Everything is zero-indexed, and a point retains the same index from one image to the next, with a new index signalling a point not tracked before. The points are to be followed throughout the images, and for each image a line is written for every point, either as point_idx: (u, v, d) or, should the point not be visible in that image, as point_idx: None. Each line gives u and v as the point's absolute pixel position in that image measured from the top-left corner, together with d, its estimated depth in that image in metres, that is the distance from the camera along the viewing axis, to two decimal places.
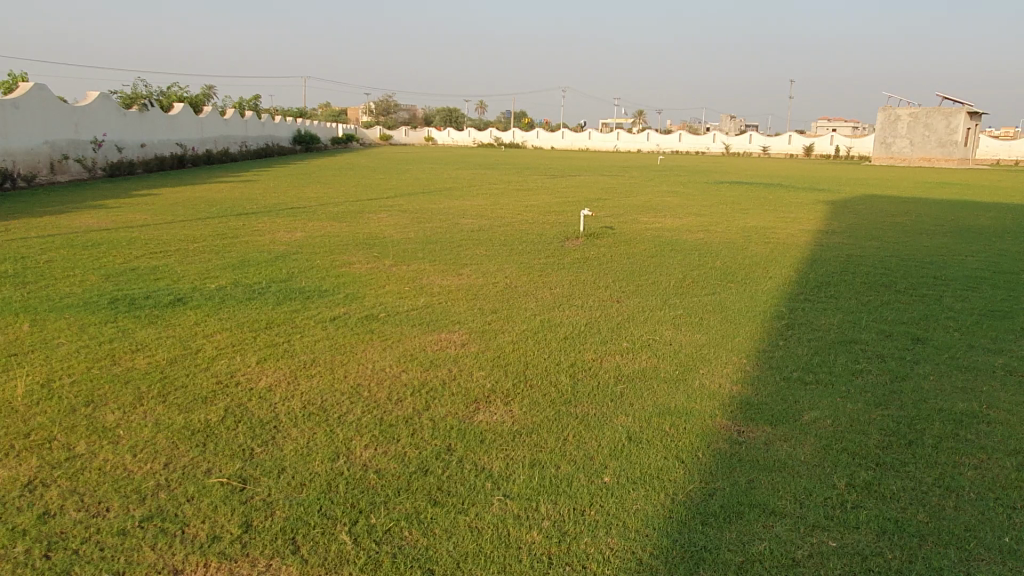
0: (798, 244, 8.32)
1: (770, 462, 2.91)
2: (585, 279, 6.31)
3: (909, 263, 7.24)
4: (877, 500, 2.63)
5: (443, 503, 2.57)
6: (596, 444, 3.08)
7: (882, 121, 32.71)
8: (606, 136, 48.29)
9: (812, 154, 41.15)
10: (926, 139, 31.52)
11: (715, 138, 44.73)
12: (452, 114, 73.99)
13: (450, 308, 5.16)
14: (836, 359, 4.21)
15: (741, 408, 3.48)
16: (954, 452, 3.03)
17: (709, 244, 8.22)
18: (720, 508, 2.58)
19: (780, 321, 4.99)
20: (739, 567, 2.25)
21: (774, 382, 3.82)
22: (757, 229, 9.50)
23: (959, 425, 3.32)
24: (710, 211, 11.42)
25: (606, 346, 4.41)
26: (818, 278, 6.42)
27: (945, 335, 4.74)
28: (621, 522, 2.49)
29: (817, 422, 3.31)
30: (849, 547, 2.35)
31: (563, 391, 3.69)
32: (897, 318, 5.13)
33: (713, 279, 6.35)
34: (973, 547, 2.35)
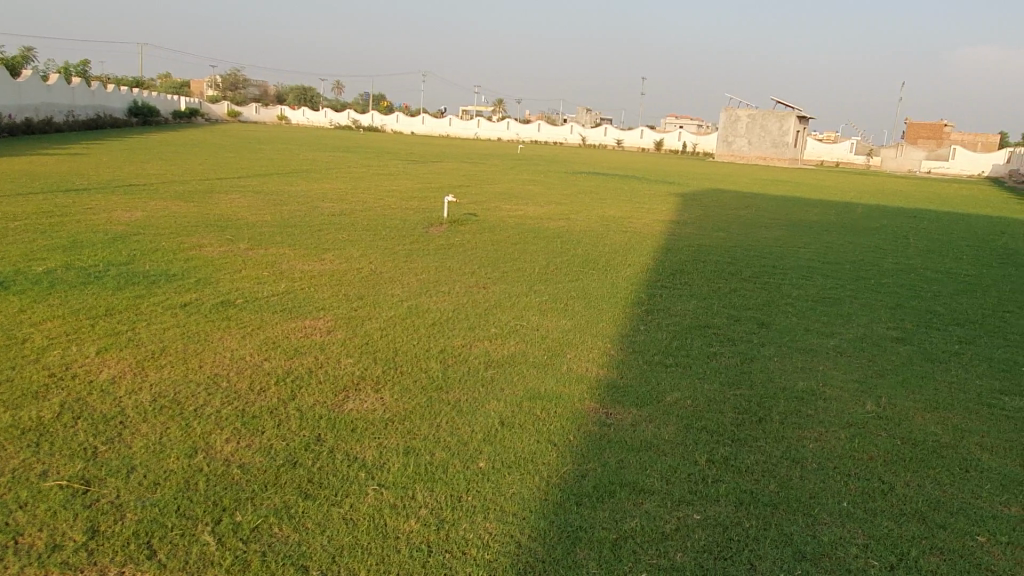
0: (652, 234, 8.73)
1: (637, 442, 3.03)
2: (451, 265, 6.28)
3: (751, 253, 7.81)
4: (733, 474, 2.81)
5: (315, 496, 2.46)
6: (470, 430, 3.07)
7: (725, 121, 35.02)
8: (467, 124, 48.36)
9: (661, 149, 43.41)
10: (762, 139, 34.15)
11: (573, 130, 46.01)
12: (307, 95, 71.27)
13: (313, 294, 4.96)
14: (692, 342, 4.46)
15: (609, 391, 3.60)
16: (798, 427, 3.30)
17: (569, 232, 8.45)
18: (593, 488, 2.65)
19: (640, 307, 5.22)
20: (614, 543, 2.32)
21: (638, 366, 3.98)
22: (615, 219, 9.87)
23: (801, 402, 3.62)
24: (570, 200, 11.74)
25: (475, 333, 4.41)
26: (671, 267, 6.77)
27: (785, 320, 5.14)
28: (498, 506, 2.49)
29: (678, 402, 3.49)
30: (712, 519, 2.48)
31: (434, 377, 3.65)
32: (744, 305, 5.50)
33: (576, 267, 6.52)
34: (818, 513, 2.56)
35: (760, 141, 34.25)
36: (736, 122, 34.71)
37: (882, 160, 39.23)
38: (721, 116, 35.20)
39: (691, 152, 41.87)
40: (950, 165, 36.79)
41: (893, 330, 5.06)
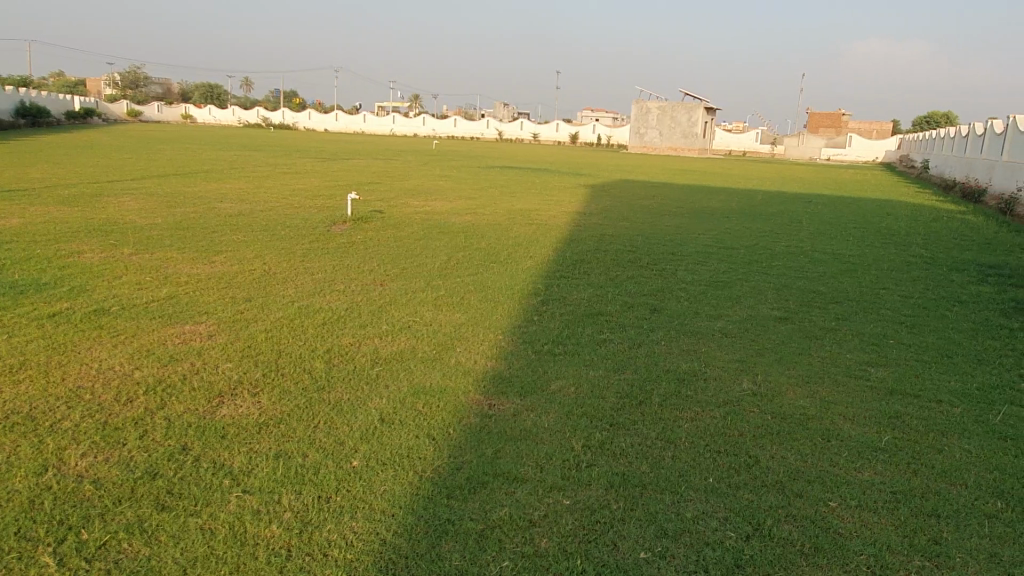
0: (557, 225, 8.83)
1: (517, 432, 3.05)
2: (349, 263, 6.18)
3: (652, 241, 7.99)
4: (607, 458, 2.86)
5: (173, 507, 2.37)
6: (347, 429, 3.02)
7: (636, 113, 35.78)
8: (383, 120, 47.77)
9: (578, 143, 44.00)
10: (672, 130, 35.05)
11: (489, 125, 46.05)
12: (215, 93, 68.88)
13: (197, 298, 4.78)
14: (583, 330, 4.53)
15: (494, 382, 3.61)
16: (676, 408, 3.39)
17: (474, 226, 8.45)
18: (465, 480, 2.64)
19: (536, 298, 5.26)
20: (480, 534, 2.32)
21: (526, 356, 4.01)
22: (522, 212, 9.91)
23: (682, 383, 3.73)
24: (479, 194, 11.75)
25: (365, 331, 4.34)
26: (572, 257, 6.84)
27: (676, 305, 5.29)
28: (367, 505, 2.46)
29: (562, 390, 3.54)
30: (581, 503, 2.52)
31: (317, 377, 3.57)
32: (638, 291, 5.62)
33: (478, 260, 6.52)
34: (683, 490, 2.63)
35: (670, 132, 35.13)
36: (647, 114, 35.51)
37: (786, 148, 40.87)
38: (633, 109, 35.92)
39: (607, 144, 42.59)
40: (848, 152, 38.67)
41: (777, 310, 5.27)
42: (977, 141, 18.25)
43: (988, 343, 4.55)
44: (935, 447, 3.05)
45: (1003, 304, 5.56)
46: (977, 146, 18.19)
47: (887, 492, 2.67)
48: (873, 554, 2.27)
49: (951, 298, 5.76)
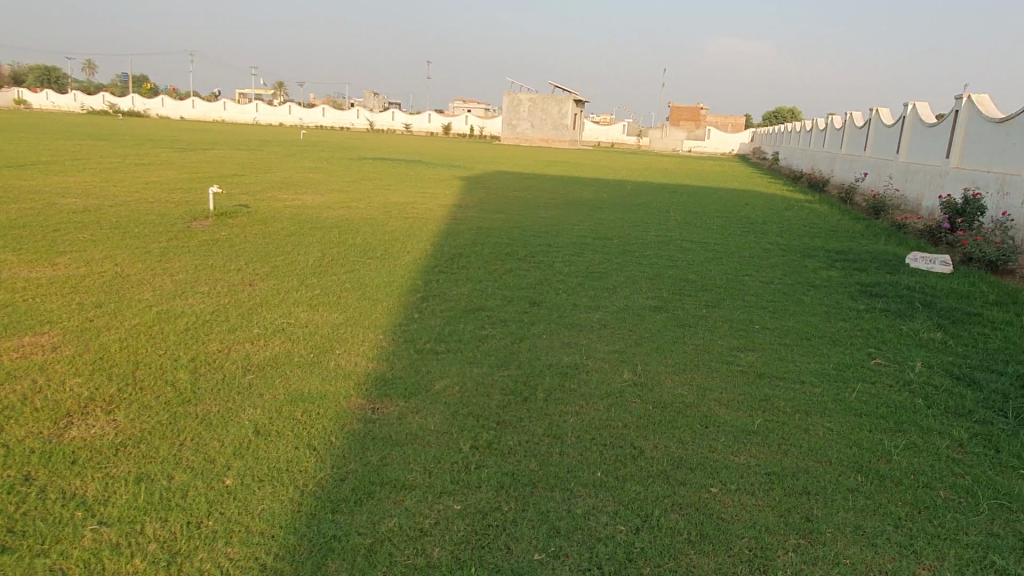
0: (433, 218, 8.71)
1: (402, 437, 2.95)
2: (213, 263, 5.80)
3: (528, 233, 8.05)
4: (496, 458, 2.82)
5: (16, 549, 2.10)
6: (218, 445, 2.80)
7: (508, 105, 36.07)
8: (245, 109, 45.49)
9: (450, 134, 43.53)
10: (543, 122, 35.63)
11: (359, 114, 44.94)
12: (52, 75, 63.03)
13: (38, 306, 4.30)
14: (465, 327, 4.47)
15: (376, 385, 3.48)
16: (560, 402, 3.40)
17: (348, 220, 8.19)
18: (349, 492, 2.52)
19: (415, 295, 5.14)
20: (368, 549, 2.22)
21: (408, 356, 3.90)
22: (397, 205, 9.70)
23: (564, 376, 3.76)
24: (352, 187, 11.41)
25: (234, 335, 4.07)
26: (450, 251, 6.77)
27: (555, 297, 5.33)
28: (243, 527, 2.29)
29: (447, 390, 3.46)
30: (472, 507, 2.46)
31: (181, 389, 3.30)
32: (517, 285, 5.63)
33: (353, 257, 6.30)
34: (573, 486, 2.64)
35: (542, 124, 35.70)
36: (518, 106, 35.88)
37: (650, 140, 42.61)
38: (504, 100, 36.19)
39: (480, 135, 42.60)
40: (707, 144, 40.88)
41: (651, 300, 5.44)
42: (819, 135, 19.80)
43: (840, 325, 4.91)
44: (801, 427, 3.24)
45: (850, 288, 6.03)
46: (819, 139, 19.72)
47: (762, 473, 2.80)
48: (754, 536, 2.36)
49: (805, 283, 6.18)
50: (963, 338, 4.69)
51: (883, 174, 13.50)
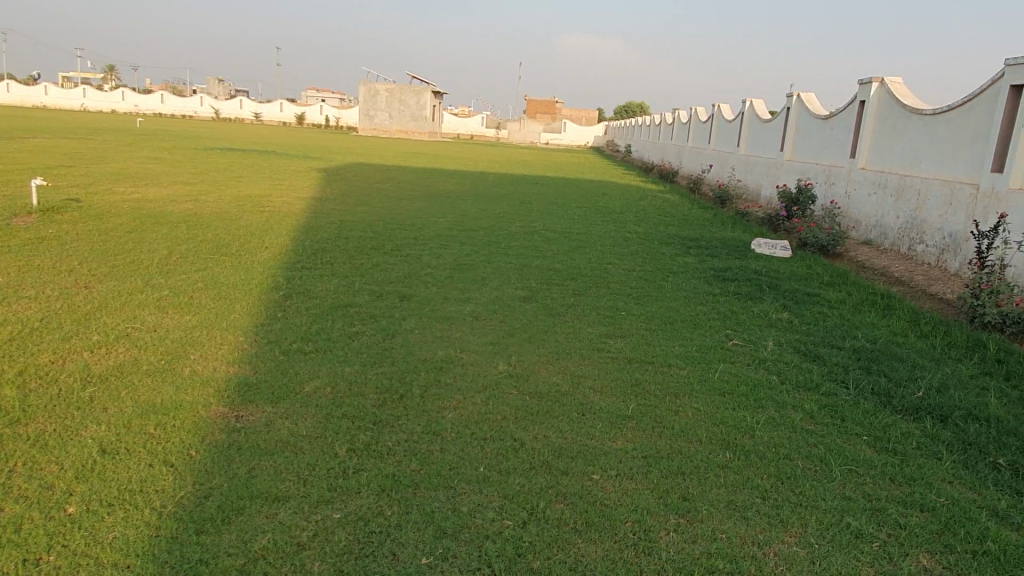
0: (291, 212, 8.32)
1: (272, 445, 2.75)
2: (40, 264, 5.19)
3: (393, 226, 7.87)
4: (375, 460, 2.70)
5: None
6: (56, 469, 2.49)
7: (364, 95, 35.21)
8: (70, 94, 41.46)
9: (303, 124, 41.69)
10: (401, 113, 35.13)
11: (203, 102, 42.28)
12: None
13: None
14: (333, 324, 4.27)
15: (238, 390, 3.23)
16: (437, 398, 3.33)
17: (197, 215, 7.63)
18: (215, 510, 2.31)
19: (277, 292, 4.86)
20: (240, 571, 2.04)
21: (273, 357, 3.67)
22: (250, 198, 9.17)
23: (440, 371, 3.67)
24: (199, 179, 10.67)
25: (70, 344, 3.65)
26: (312, 245, 6.48)
27: (425, 291, 5.23)
28: (92, 560, 2.04)
29: (317, 392, 3.28)
30: (353, 515, 2.34)
31: (7, 408, 2.90)
32: (385, 279, 5.47)
33: (204, 253, 5.87)
34: (457, 484, 2.57)
35: (400, 115, 35.18)
36: (375, 96, 35.14)
37: (508, 133, 43.17)
38: (360, 90, 35.30)
39: (335, 126, 41.21)
40: (563, 137, 42.01)
41: (521, 290, 5.46)
42: (667, 129, 20.87)
43: (699, 309, 5.16)
44: (671, 409, 3.35)
45: (704, 273, 6.36)
46: (668, 134, 20.78)
47: (639, 457, 2.86)
48: (637, 520, 2.41)
49: (664, 270, 6.45)
50: (806, 317, 5.07)
51: (726, 166, 14.43)
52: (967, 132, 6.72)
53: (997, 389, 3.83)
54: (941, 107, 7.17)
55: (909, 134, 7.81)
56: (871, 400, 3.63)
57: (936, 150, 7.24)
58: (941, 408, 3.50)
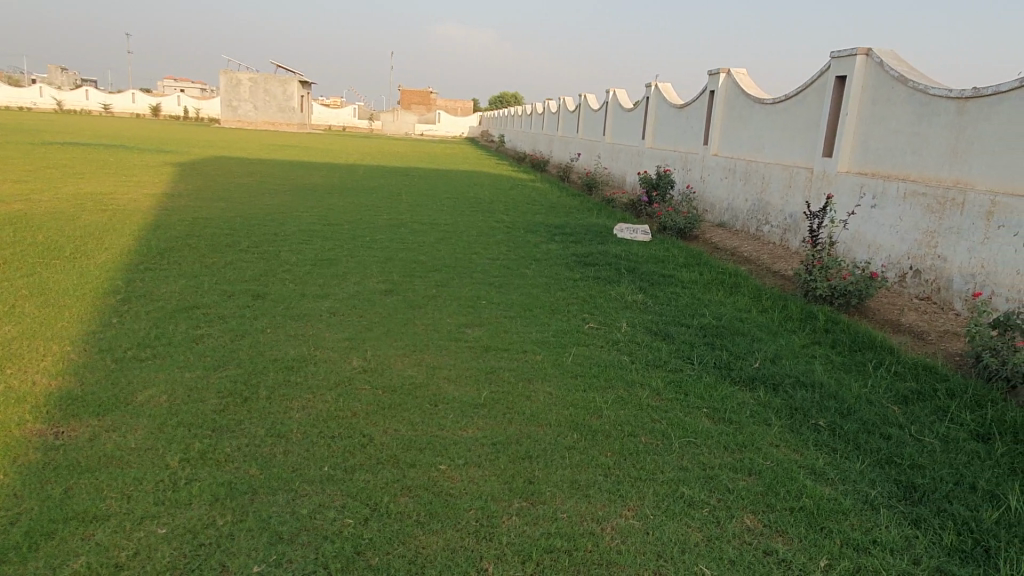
0: (138, 209, 7.79)
1: (95, 461, 2.56)
2: None
3: (251, 222, 7.54)
4: (210, 468, 2.57)
5: None
6: None
7: (226, 85, 33.54)
8: None
9: (160, 116, 39.18)
10: (268, 104, 33.78)
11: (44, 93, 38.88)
12: None
13: None
14: (175, 327, 4.04)
15: (61, 405, 2.99)
16: (285, 398, 3.21)
17: (26, 215, 7.00)
18: (21, 537, 2.12)
19: (114, 296, 4.54)
20: None
21: (105, 367, 3.42)
22: (92, 196, 8.51)
23: (290, 370, 3.55)
24: (33, 176, 9.80)
25: None
26: (159, 244, 6.10)
27: (281, 288, 5.05)
28: None
29: (152, 400, 3.09)
30: (181, 528, 2.21)
31: None
32: (238, 277, 5.23)
33: (32, 257, 5.38)
34: (297, 486, 2.49)
35: (266, 106, 33.80)
36: (238, 86, 33.55)
37: (383, 124, 42.47)
38: (221, 80, 33.59)
39: (196, 117, 38.94)
40: (439, 128, 41.83)
41: (382, 284, 5.37)
42: (539, 118, 21.18)
43: (558, 294, 5.27)
44: (524, 395, 3.40)
45: (567, 259, 6.50)
46: (540, 124, 21.11)
47: (488, 444, 2.88)
48: (480, 507, 2.42)
49: (528, 257, 6.55)
50: (659, 297, 5.29)
51: (594, 154, 14.83)
52: (802, 119, 7.20)
53: (824, 356, 4.15)
54: (780, 96, 7.65)
55: (753, 122, 8.29)
56: (712, 374, 3.84)
57: (776, 136, 7.73)
58: (774, 377, 3.76)
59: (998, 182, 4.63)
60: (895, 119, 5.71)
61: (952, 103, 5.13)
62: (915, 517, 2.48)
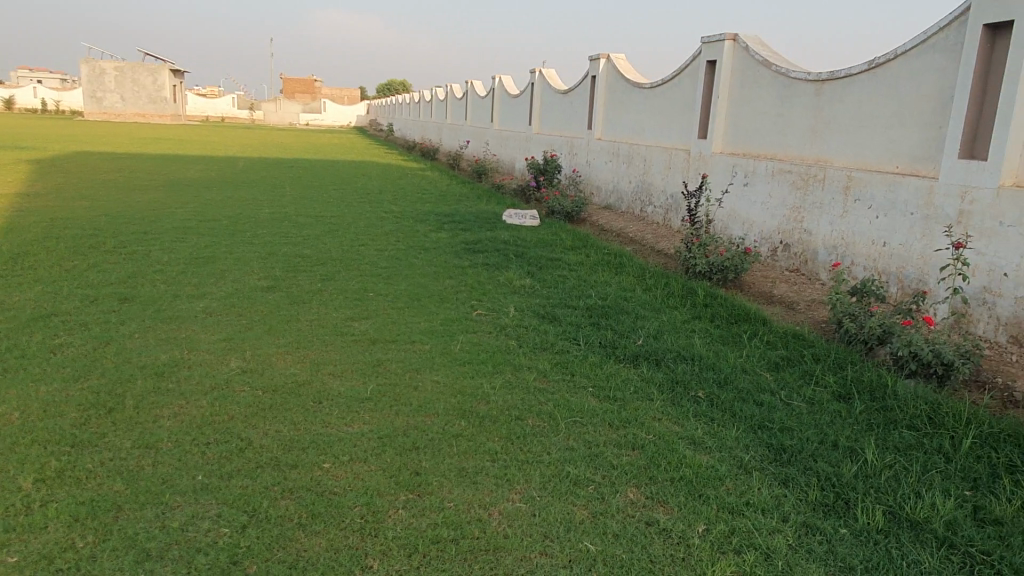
0: None
1: None
2: None
3: (118, 221, 7.07)
4: (70, 488, 2.38)
5: None
6: None
7: (88, 75, 31.28)
8: None
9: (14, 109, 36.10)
10: (137, 95, 31.78)
11: None
12: None
13: None
14: (30, 338, 3.73)
15: None
16: (155, 406, 3.03)
17: None
18: None
19: None
20: None
21: None
22: None
23: (160, 376, 3.35)
24: None
25: None
26: (11, 249, 5.61)
27: (151, 290, 4.76)
28: None
29: (2, 419, 2.84)
30: (35, 555, 2.05)
31: None
32: (103, 281, 4.89)
33: None
34: (168, 498, 2.35)
35: (135, 96, 31.80)
36: (102, 76, 31.37)
37: (265, 114, 40.90)
38: (82, 69, 31.29)
39: (56, 110, 36.09)
40: (325, 117, 40.72)
41: (263, 280, 5.16)
42: (428, 106, 20.96)
43: (447, 283, 5.24)
44: (412, 385, 3.36)
45: (456, 247, 6.47)
46: (428, 111, 20.94)
47: (374, 438, 2.82)
48: (365, 504, 2.37)
49: (417, 247, 6.47)
50: (547, 281, 5.35)
51: (483, 141, 14.83)
52: (678, 102, 7.46)
53: (702, 330, 4.32)
54: (657, 81, 7.89)
55: (633, 105, 8.51)
56: (598, 353, 3.92)
57: (655, 119, 7.97)
58: (656, 352, 3.88)
59: (854, 158, 4.95)
60: (761, 101, 6.00)
61: (811, 85, 5.44)
62: (784, 477, 2.62)
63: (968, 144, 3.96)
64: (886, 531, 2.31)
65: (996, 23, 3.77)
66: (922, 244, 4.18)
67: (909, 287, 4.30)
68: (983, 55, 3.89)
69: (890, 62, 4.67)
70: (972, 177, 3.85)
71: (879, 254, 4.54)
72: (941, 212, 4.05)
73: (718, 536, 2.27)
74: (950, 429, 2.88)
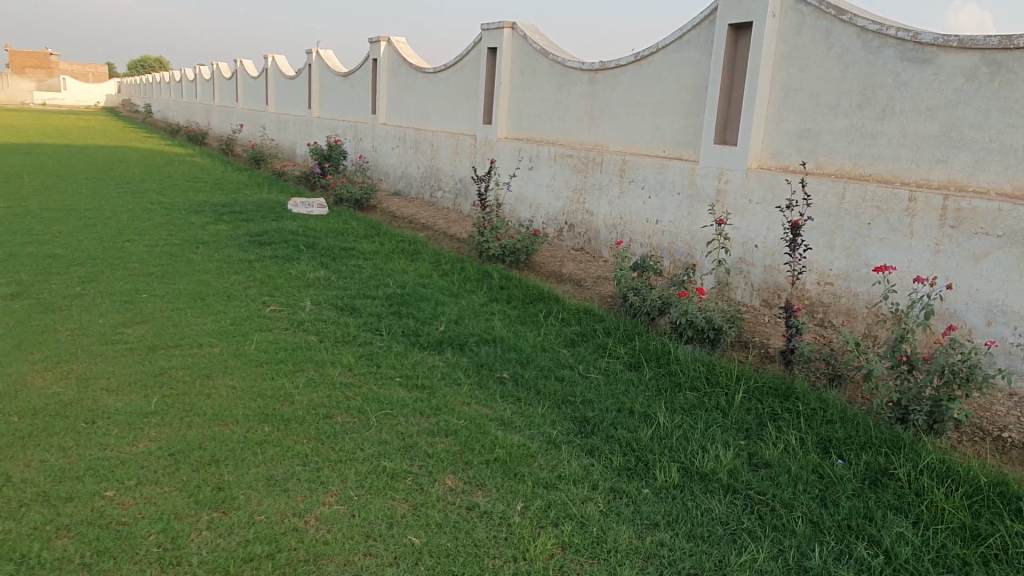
0: None
1: None
2: None
3: None
4: None
5: None
6: None
7: None
8: None
9: None
10: None
11: None
12: None
13: None
14: None
15: None
16: None
17: None
18: None
19: None
20: None
21: None
22: None
23: None
24: None
25: None
26: None
27: None
28: None
29: None
30: None
31: None
32: None
33: None
34: None
35: None
36: None
37: None
38: None
39: None
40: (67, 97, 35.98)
41: (6, 287, 4.45)
42: (192, 86, 19.31)
43: (232, 279, 4.87)
44: (203, 393, 3.08)
45: (238, 239, 6.04)
46: (192, 91, 19.30)
47: (165, 456, 2.56)
48: (161, 530, 2.13)
49: (193, 241, 5.94)
50: (341, 272, 5.17)
51: (258, 125, 13.96)
52: (461, 88, 7.55)
53: (501, 311, 4.43)
54: (439, 65, 7.91)
55: (416, 91, 8.48)
56: (401, 342, 3.87)
57: (439, 104, 8.00)
58: (459, 337, 3.92)
59: (627, 143, 5.35)
60: (541, 88, 6.26)
61: (585, 75, 5.75)
62: (590, 447, 2.78)
63: (721, 131, 4.43)
64: (680, 486, 2.53)
65: (738, 23, 4.23)
66: (689, 221, 4.61)
67: (680, 260, 4.74)
68: (729, 52, 4.35)
69: (653, 55, 5.08)
70: (726, 160, 4.31)
71: (653, 231, 4.95)
72: (703, 192, 4.50)
73: (536, 512, 2.35)
74: (724, 387, 3.22)
